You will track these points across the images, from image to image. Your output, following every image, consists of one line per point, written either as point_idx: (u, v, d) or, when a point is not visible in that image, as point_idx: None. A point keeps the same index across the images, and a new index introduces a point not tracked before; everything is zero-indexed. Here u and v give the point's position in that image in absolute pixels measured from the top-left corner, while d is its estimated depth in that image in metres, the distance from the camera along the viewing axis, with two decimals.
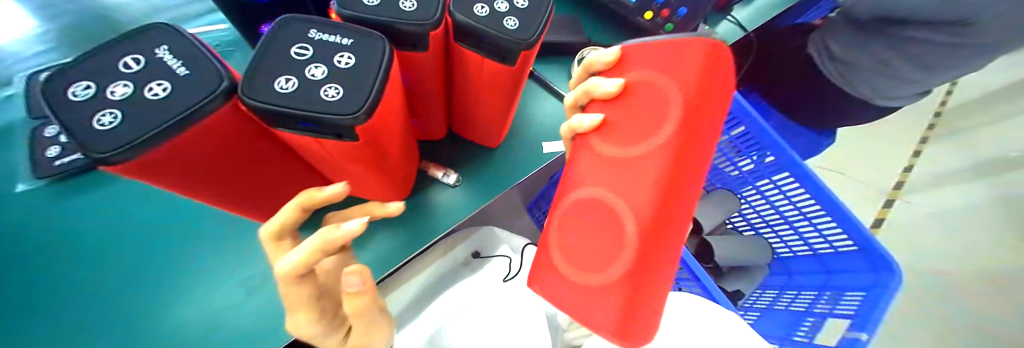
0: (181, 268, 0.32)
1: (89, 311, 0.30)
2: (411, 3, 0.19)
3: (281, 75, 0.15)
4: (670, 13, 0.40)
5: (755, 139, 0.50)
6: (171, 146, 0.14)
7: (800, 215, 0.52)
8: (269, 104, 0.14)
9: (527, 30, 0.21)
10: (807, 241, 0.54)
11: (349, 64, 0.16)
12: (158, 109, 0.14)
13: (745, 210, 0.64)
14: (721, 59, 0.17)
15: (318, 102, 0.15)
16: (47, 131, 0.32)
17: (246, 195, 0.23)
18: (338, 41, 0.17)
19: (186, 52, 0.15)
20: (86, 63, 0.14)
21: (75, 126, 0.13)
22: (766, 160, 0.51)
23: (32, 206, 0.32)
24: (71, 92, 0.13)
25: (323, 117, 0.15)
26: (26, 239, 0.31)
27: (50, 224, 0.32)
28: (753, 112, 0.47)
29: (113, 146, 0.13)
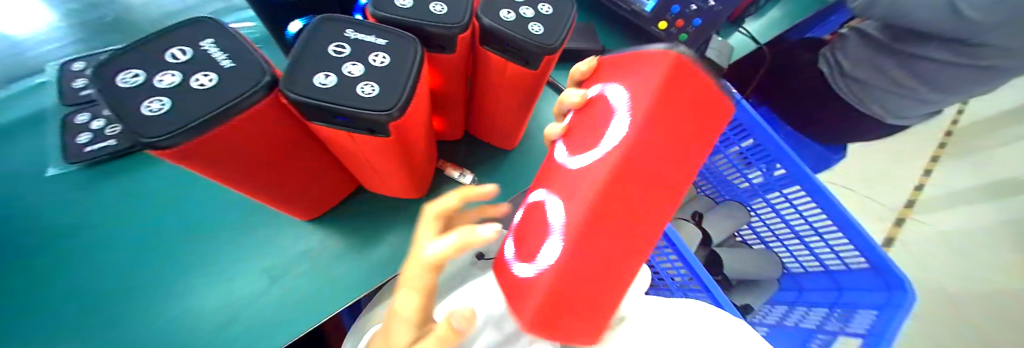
0: (192, 258, 0.32)
1: (88, 318, 0.29)
2: (441, 7, 0.20)
3: (319, 71, 0.16)
4: (685, 24, 0.40)
5: (766, 151, 0.51)
6: (214, 134, 0.15)
7: (811, 230, 0.53)
8: (310, 98, 0.15)
9: (551, 36, 0.21)
10: (819, 257, 0.54)
11: (384, 63, 0.17)
12: (203, 98, 0.14)
13: (755, 224, 0.64)
14: (690, 69, 0.13)
15: (356, 97, 0.15)
16: (78, 118, 0.33)
17: (276, 188, 0.23)
18: (374, 41, 0.18)
19: (228, 44, 0.16)
20: (139, 53, 0.15)
21: (128, 112, 0.13)
22: (776, 173, 0.52)
23: (61, 191, 0.33)
24: (123, 80, 0.14)
25: (361, 112, 0.15)
26: (54, 223, 0.32)
27: (77, 209, 0.33)
28: (761, 121, 0.47)
29: (163, 131, 0.13)
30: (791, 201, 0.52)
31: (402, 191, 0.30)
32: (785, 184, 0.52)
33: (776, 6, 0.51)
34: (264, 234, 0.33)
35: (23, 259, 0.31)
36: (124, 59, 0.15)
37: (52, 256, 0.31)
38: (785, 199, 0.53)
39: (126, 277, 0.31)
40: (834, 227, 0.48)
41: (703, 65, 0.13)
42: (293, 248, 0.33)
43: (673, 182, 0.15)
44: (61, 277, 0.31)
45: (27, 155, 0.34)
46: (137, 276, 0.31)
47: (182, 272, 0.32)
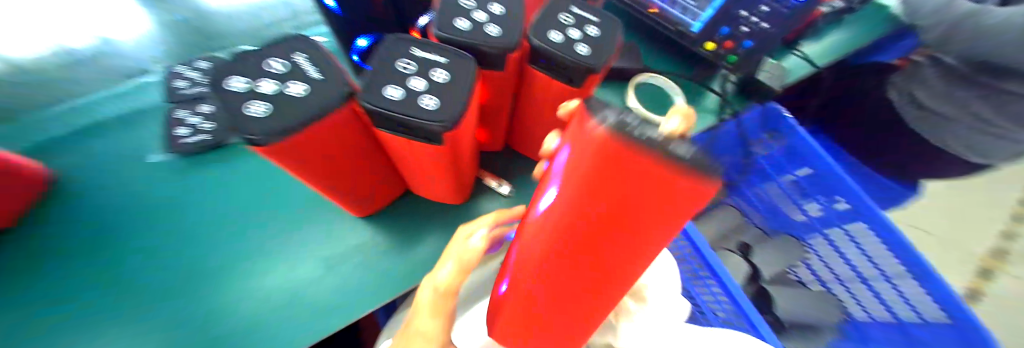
0: (252, 243, 0.36)
1: (155, 297, 0.34)
2: (496, 29, 0.21)
3: (388, 85, 0.18)
4: (733, 46, 0.39)
5: (825, 182, 0.50)
6: (301, 135, 0.17)
7: (876, 273, 0.47)
8: (382, 109, 0.17)
9: (597, 57, 0.22)
10: (889, 305, 0.47)
11: (444, 79, 0.19)
12: (297, 105, 0.17)
13: (811, 261, 0.57)
14: (624, 174, 0.06)
15: (420, 109, 0.17)
16: (178, 113, 0.39)
17: (340, 185, 0.26)
18: (436, 59, 0.19)
19: (315, 58, 0.19)
20: (246, 63, 0.18)
21: (238, 114, 0.16)
22: (838, 206, 0.49)
23: (156, 176, 0.38)
24: (232, 85, 0.17)
25: (423, 123, 0.17)
26: (149, 202, 0.38)
27: (164, 194, 0.38)
28: (820, 150, 0.47)
29: (264, 131, 0.16)
30: (853, 239, 0.49)
31: (445, 196, 0.32)
32: (846, 220, 0.49)
33: (836, 29, 0.48)
34: (317, 227, 0.37)
35: (125, 232, 0.36)
36: (235, 69, 0.18)
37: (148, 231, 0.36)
38: (847, 236, 0.50)
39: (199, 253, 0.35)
40: (905, 272, 0.44)
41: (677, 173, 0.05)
42: (340, 243, 0.36)
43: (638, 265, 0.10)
44: (142, 261, 0.35)
45: (131, 144, 0.40)
46: (194, 267, 0.34)
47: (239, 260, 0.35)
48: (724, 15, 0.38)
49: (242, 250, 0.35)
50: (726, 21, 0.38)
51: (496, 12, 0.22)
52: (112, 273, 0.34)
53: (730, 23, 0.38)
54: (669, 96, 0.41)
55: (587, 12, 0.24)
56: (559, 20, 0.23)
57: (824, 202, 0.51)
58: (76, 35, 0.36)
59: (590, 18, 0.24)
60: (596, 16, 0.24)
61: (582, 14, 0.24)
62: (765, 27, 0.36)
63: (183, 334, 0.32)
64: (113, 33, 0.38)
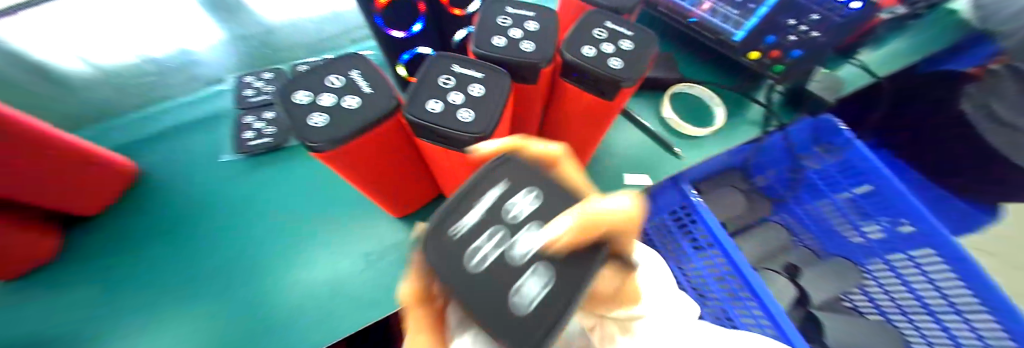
0: (300, 238, 0.39)
1: (214, 279, 0.37)
2: (530, 45, 0.22)
3: (430, 99, 0.20)
4: (781, 55, 0.36)
5: (888, 202, 0.47)
6: (353, 142, 0.19)
7: (945, 305, 0.43)
8: (422, 121, 0.19)
9: (630, 71, 0.22)
10: (959, 343, 0.42)
11: (480, 93, 0.20)
12: (351, 116, 0.19)
13: (870, 288, 0.51)
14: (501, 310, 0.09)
15: (457, 121, 0.19)
16: (245, 119, 0.44)
17: (382, 189, 0.28)
18: (473, 74, 0.21)
19: (367, 74, 0.21)
20: (309, 79, 0.20)
21: (302, 122, 0.18)
22: (902, 229, 0.46)
23: (223, 172, 0.43)
24: (298, 98, 0.19)
25: (460, 134, 0.18)
26: (213, 197, 0.42)
27: (230, 187, 0.43)
28: (883, 167, 0.45)
29: (322, 138, 0.18)
30: (920, 266, 0.45)
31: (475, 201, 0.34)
32: (912, 245, 0.46)
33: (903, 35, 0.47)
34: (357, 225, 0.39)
35: (192, 220, 0.41)
36: (301, 83, 0.20)
37: (212, 221, 0.41)
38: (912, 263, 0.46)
39: (254, 243, 0.39)
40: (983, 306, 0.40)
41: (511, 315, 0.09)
42: (376, 241, 0.38)
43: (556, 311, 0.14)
44: (196, 259, 0.39)
45: (203, 143, 0.45)
46: (250, 256, 0.38)
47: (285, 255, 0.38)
48: (770, 23, 0.36)
49: (292, 244, 0.39)
50: (774, 29, 0.36)
51: (532, 30, 0.23)
52: (175, 260, 0.39)
53: (778, 31, 0.36)
54: (709, 107, 0.40)
55: (621, 27, 0.24)
56: (593, 35, 0.24)
57: (887, 223, 0.48)
58: (157, 46, 0.41)
59: (624, 32, 0.24)
60: (631, 30, 0.24)
61: (616, 28, 0.24)
62: (816, 35, 0.34)
63: (230, 320, 0.35)
64: (188, 44, 0.43)
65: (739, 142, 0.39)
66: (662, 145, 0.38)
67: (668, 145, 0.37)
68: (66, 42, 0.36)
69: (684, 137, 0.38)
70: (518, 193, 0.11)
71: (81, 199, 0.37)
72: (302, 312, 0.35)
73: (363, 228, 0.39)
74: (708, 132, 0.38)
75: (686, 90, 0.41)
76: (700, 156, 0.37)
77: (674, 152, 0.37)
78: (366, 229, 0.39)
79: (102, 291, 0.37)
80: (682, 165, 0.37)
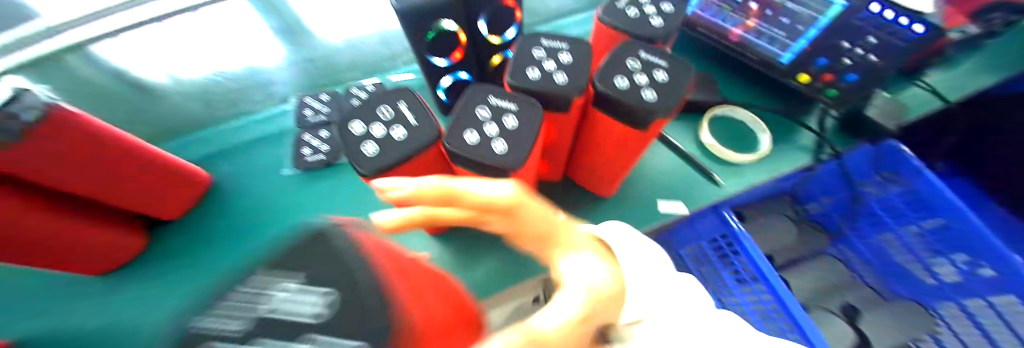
0: None
1: None
2: (563, 78, 0.23)
3: (466, 129, 0.21)
4: (834, 79, 0.34)
5: (963, 240, 0.43)
6: (399, 170, 0.21)
7: None
8: (459, 152, 0.20)
9: (663, 103, 0.22)
10: None
11: (514, 125, 0.21)
12: (397, 146, 0.21)
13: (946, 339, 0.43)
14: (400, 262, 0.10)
15: (492, 153, 0.20)
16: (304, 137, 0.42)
17: None
18: (508, 105, 0.22)
19: (414, 107, 0.23)
20: (363, 110, 0.23)
21: (357, 152, 0.21)
22: (982, 271, 0.42)
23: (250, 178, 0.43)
24: (354, 129, 0.22)
25: (494, 165, 0.20)
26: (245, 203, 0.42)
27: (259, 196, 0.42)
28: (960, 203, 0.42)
29: (373, 167, 0.20)
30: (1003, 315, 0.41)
31: None
32: (993, 290, 0.42)
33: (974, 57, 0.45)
34: None
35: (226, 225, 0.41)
36: (355, 113, 0.22)
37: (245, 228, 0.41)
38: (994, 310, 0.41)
39: None
40: None
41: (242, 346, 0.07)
42: None
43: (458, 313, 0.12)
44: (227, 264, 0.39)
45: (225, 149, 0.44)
46: None
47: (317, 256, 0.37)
48: (822, 45, 0.34)
49: None
50: (827, 52, 0.34)
51: (566, 61, 0.24)
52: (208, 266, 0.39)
53: (830, 54, 0.34)
54: (754, 132, 0.38)
55: (655, 56, 0.24)
56: (626, 66, 0.24)
57: (963, 265, 0.43)
58: (230, 62, 0.44)
59: (659, 62, 0.24)
60: (665, 59, 0.24)
61: (650, 58, 0.24)
62: (873, 60, 0.32)
63: None
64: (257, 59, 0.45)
65: (785, 170, 0.37)
66: (701, 172, 0.37)
67: (707, 172, 0.36)
68: (158, 58, 0.42)
69: (724, 163, 0.37)
70: (317, 285, 0.08)
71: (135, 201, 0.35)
72: None
73: None
74: (749, 159, 0.36)
75: (733, 112, 0.38)
76: (741, 184, 0.36)
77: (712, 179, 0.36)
78: None
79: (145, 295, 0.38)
80: (719, 194, 0.36)
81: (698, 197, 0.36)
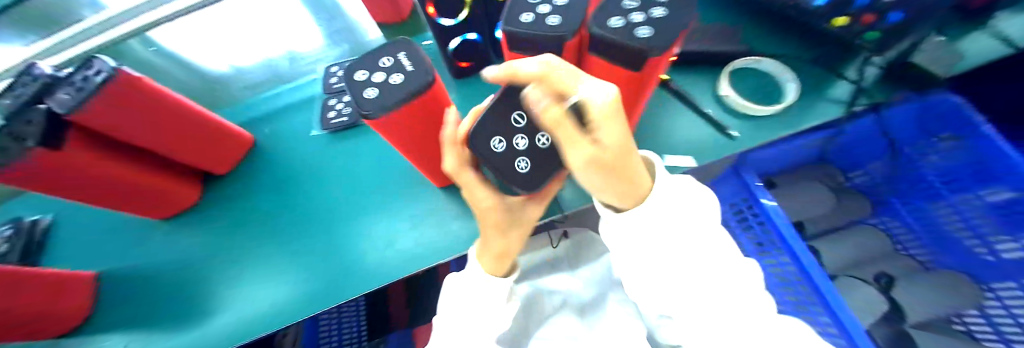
0: (327, 199, 0.40)
1: (252, 237, 0.40)
2: (555, 20, 0.23)
3: (494, 136, 0.21)
4: (875, 20, 0.31)
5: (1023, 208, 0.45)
6: (399, 110, 0.22)
7: None
8: (492, 166, 0.21)
9: (660, 38, 0.21)
10: None
11: (540, 146, 0.21)
12: (399, 87, 0.22)
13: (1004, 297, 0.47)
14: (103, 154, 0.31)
15: (517, 173, 0.21)
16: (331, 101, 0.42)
17: (430, 157, 0.32)
18: (519, 129, 0.21)
19: (412, 56, 0.24)
20: (368, 59, 0.24)
21: (357, 98, 0.22)
22: None
23: (263, 136, 0.46)
24: (354, 75, 0.23)
25: (518, 187, 0.22)
26: (260, 160, 0.45)
27: (273, 152, 0.45)
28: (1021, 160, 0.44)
29: (373, 107, 0.22)
30: None
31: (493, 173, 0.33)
32: None
33: None
34: (380, 200, 0.39)
35: (234, 176, 0.44)
36: (358, 61, 0.24)
37: (254, 179, 0.44)
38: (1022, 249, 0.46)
39: (287, 203, 0.41)
40: None
41: (61, 153, 0.27)
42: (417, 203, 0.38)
43: (157, 141, 0.34)
44: (237, 208, 0.42)
45: (251, 110, 0.48)
46: (291, 212, 0.41)
47: (404, 197, 0.39)
48: None
49: (321, 217, 0.40)
50: None
51: (560, 6, 0.24)
52: (219, 214, 0.42)
53: None
54: (781, 85, 0.36)
55: None
56: (623, 5, 0.23)
57: None
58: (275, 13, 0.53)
59: (656, 1, 0.23)
60: None
61: None
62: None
63: (296, 255, 0.38)
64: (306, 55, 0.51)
65: (816, 121, 0.34)
66: (714, 124, 0.35)
67: (721, 127, 0.34)
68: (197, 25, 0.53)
69: (747, 117, 0.35)
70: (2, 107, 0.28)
71: (198, 157, 0.40)
72: (301, 273, 0.37)
73: (383, 194, 0.39)
74: (774, 110, 0.34)
75: (757, 64, 0.37)
76: (761, 139, 0.34)
77: (727, 133, 0.34)
78: (383, 197, 0.39)
79: (183, 240, 0.42)
80: (739, 148, 0.34)
81: (708, 149, 0.34)
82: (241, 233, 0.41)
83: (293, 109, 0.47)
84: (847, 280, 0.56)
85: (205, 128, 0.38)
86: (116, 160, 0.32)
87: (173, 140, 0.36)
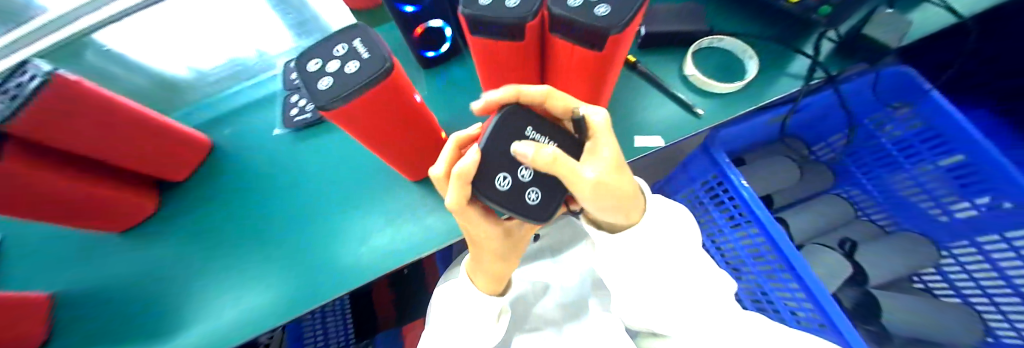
0: (295, 200, 0.39)
1: (217, 243, 0.39)
2: (514, 1, 0.22)
3: (499, 173, 0.20)
4: None
5: (974, 171, 0.48)
6: (356, 100, 0.21)
7: (981, 260, 0.51)
8: (507, 208, 0.21)
9: (617, 16, 0.21)
10: (981, 284, 0.50)
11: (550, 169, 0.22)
12: (353, 75, 0.21)
13: (959, 253, 0.53)
14: (43, 162, 0.28)
15: (530, 204, 0.21)
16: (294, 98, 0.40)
17: (398, 149, 0.31)
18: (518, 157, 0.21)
19: (368, 43, 0.23)
20: (322, 47, 0.23)
21: (311, 88, 0.21)
22: (1003, 206, 0.47)
23: (226, 138, 0.45)
24: (308, 65, 0.22)
25: (533, 219, 0.21)
26: (222, 164, 0.43)
27: (235, 154, 0.43)
28: (970, 127, 0.46)
29: (326, 98, 0.21)
30: (998, 224, 0.48)
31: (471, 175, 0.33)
32: (975, 193, 0.49)
33: None
34: (350, 197, 0.38)
35: (195, 182, 0.42)
36: (312, 50, 0.23)
37: (216, 184, 0.42)
38: (976, 208, 0.50)
39: (251, 207, 0.40)
40: None
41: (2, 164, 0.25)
42: (390, 199, 0.38)
43: (102, 147, 0.32)
44: (197, 216, 0.40)
45: (210, 112, 0.46)
46: (256, 216, 0.39)
47: (376, 193, 0.38)
48: None
49: (289, 218, 0.38)
50: None
51: None
52: (178, 222, 0.41)
53: None
54: (742, 61, 0.37)
55: None
56: None
57: (983, 206, 0.49)
58: None
59: None
60: None
61: None
62: None
63: (264, 259, 0.37)
64: (268, 47, 0.49)
65: (775, 97, 0.35)
66: (680, 103, 0.36)
67: (687, 105, 0.35)
68: None
69: (710, 95, 0.35)
70: None
71: (150, 164, 0.37)
72: (269, 279, 0.36)
73: (353, 191, 0.38)
74: (736, 87, 0.34)
75: (719, 42, 0.37)
76: (724, 116, 0.35)
77: (693, 112, 0.35)
78: (352, 193, 0.38)
79: (142, 251, 0.40)
80: (703, 126, 0.34)
81: (675, 128, 0.35)
82: (208, 238, 0.39)
83: (254, 110, 0.46)
84: (813, 247, 0.57)
85: (154, 132, 0.36)
86: (59, 168, 0.29)
87: (121, 147, 0.33)
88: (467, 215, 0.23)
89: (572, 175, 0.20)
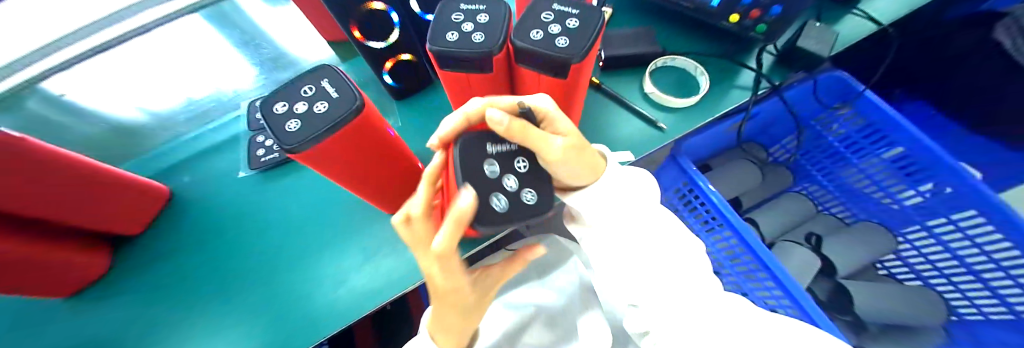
0: (265, 245, 0.37)
1: (178, 300, 0.36)
2: (479, 35, 0.23)
3: (487, 194, 0.19)
4: (762, 14, 0.36)
5: (914, 160, 0.53)
6: (326, 140, 0.21)
7: (931, 240, 0.55)
8: (503, 224, 0.19)
9: (576, 46, 0.22)
10: (935, 264, 0.55)
11: (525, 167, 0.21)
12: (323, 116, 0.21)
13: (911, 236, 0.58)
14: None
15: (529, 206, 0.19)
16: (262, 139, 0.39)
17: (373, 183, 0.31)
18: (492, 170, 0.20)
19: (336, 83, 0.23)
20: (288, 89, 0.23)
21: (279, 132, 0.21)
22: (943, 191, 0.51)
23: (187, 186, 0.42)
24: (275, 108, 0.22)
25: (542, 215, 0.20)
26: (184, 213, 0.41)
27: (198, 202, 0.41)
28: (905, 122, 0.51)
29: (295, 141, 0.20)
30: (941, 207, 0.52)
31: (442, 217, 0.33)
32: (918, 179, 0.54)
33: None
34: (325, 236, 0.37)
35: (154, 235, 0.40)
36: (278, 93, 0.23)
37: (177, 234, 0.39)
38: (919, 193, 0.54)
39: (217, 256, 0.38)
40: (993, 229, 0.47)
41: None
42: (367, 235, 0.37)
43: (45, 203, 0.28)
44: (157, 270, 0.38)
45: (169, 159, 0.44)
46: (224, 265, 0.37)
47: (352, 230, 0.37)
48: None
49: (259, 264, 0.36)
50: None
51: (483, 21, 0.24)
52: (135, 280, 0.38)
53: None
54: (695, 77, 0.40)
55: (568, 6, 0.25)
56: (541, 19, 0.24)
57: (926, 192, 0.53)
58: None
59: (571, 12, 0.24)
60: (578, 8, 0.24)
61: (563, 8, 0.24)
62: None
63: (233, 312, 0.35)
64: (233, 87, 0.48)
65: (729, 107, 0.38)
66: (644, 119, 0.38)
67: (651, 121, 0.37)
68: None
69: (670, 110, 0.38)
70: None
71: (100, 219, 0.34)
72: (240, 332, 0.34)
73: (327, 230, 0.37)
74: (692, 101, 0.37)
75: (674, 60, 0.40)
76: (684, 129, 0.37)
77: (658, 127, 0.37)
78: (327, 232, 0.37)
79: (91, 317, 0.36)
80: (667, 139, 0.36)
81: (642, 143, 0.36)
82: (172, 293, 0.36)
83: (219, 153, 0.44)
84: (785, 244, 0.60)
85: (105, 181, 0.32)
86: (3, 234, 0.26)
87: (68, 200, 0.30)
88: (450, 263, 0.20)
89: (540, 140, 0.21)
